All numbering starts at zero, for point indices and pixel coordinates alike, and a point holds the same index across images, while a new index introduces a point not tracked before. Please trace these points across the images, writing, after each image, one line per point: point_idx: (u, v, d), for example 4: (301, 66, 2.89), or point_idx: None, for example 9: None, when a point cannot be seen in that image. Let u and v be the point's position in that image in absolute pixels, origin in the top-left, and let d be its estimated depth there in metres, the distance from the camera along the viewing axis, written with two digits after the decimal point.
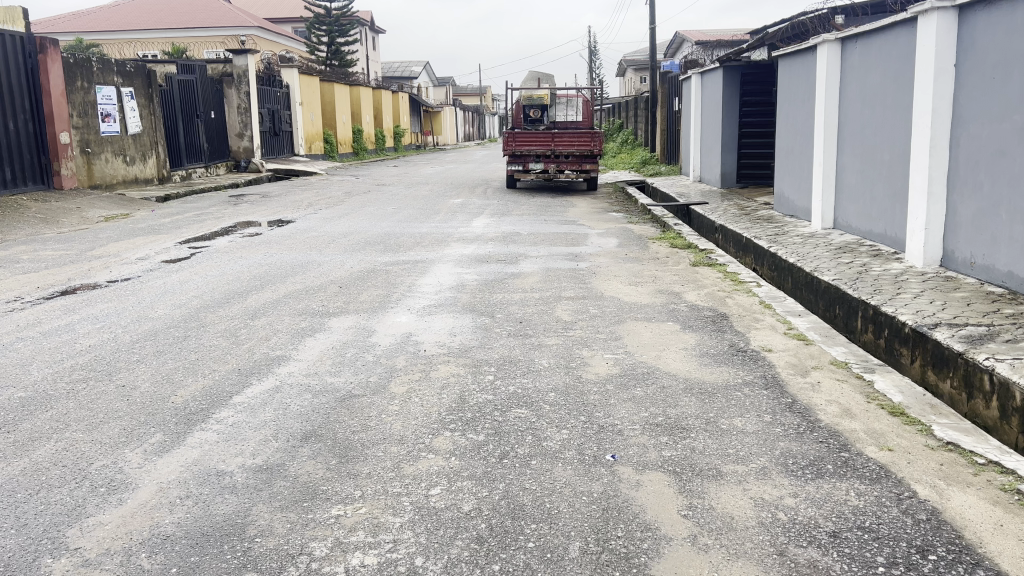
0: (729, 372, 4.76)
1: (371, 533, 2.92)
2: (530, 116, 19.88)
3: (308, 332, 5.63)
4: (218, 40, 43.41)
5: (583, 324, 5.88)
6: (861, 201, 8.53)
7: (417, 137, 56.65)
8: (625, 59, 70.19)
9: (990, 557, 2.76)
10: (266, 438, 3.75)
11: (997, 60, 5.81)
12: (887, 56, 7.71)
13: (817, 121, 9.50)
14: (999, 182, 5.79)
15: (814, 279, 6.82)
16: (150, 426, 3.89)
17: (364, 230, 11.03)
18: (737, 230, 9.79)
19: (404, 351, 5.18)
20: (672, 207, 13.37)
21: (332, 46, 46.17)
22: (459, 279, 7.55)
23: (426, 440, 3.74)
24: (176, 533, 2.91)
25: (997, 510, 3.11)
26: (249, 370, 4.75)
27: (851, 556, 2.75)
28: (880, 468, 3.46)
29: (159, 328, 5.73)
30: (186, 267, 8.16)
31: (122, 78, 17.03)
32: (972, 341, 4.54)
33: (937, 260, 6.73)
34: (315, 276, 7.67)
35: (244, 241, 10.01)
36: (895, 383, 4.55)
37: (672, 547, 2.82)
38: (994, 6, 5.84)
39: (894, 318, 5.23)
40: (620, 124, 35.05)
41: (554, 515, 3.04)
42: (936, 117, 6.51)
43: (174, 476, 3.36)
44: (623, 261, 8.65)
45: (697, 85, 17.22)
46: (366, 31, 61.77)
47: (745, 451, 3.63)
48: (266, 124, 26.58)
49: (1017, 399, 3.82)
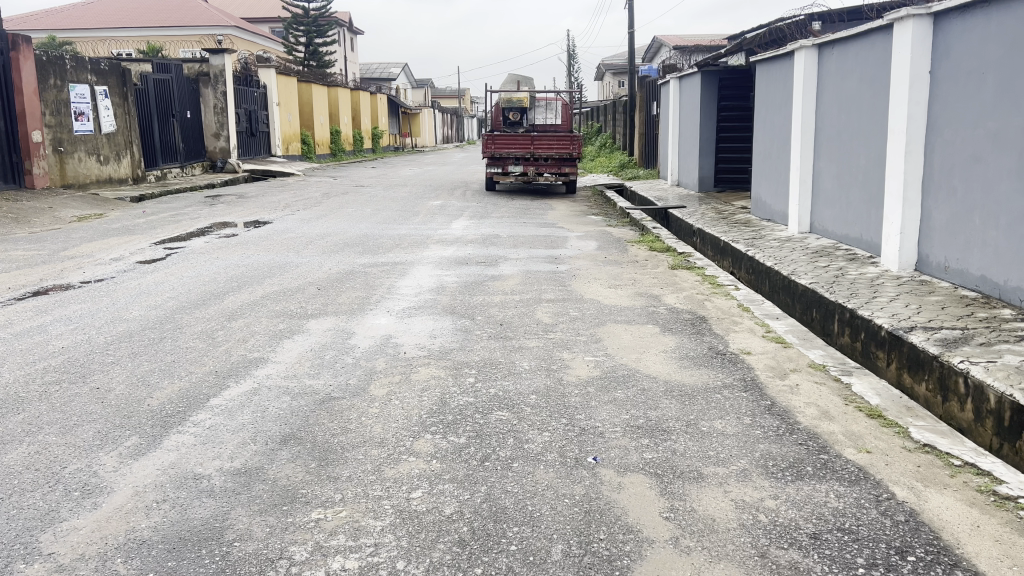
0: (709, 374, 4.79)
1: (352, 537, 2.89)
2: (510, 119, 20.06)
3: (286, 334, 5.57)
4: (194, 39, 42.97)
5: (563, 327, 5.88)
6: (838, 206, 8.62)
7: (396, 138, 56.52)
8: (604, 64, 70.67)
9: (967, 559, 2.79)
10: (244, 441, 3.70)
11: (971, 67, 5.89)
12: (863, 60, 7.83)
13: (794, 128, 9.63)
14: (973, 187, 5.87)
15: (791, 283, 6.88)
16: (125, 429, 3.83)
17: (342, 231, 10.97)
18: (714, 233, 9.85)
19: (384, 354, 5.14)
20: (652, 210, 13.44)
21: (310, 46, 45.96)
22: (439, 280, 7.56)
23: (407, 443, 3.71)
24: (153, 538, 2.87)
25: (974, 511, 3.15)
26: (225, 372, 4.69)
27: (831, 558, 2.77)
28: (858, 470, 3.49)
29: (135, 329, 5.67)
30: (162, 267, 8.08)
31: (95, 77, 16.77)
32: (947, 344, 4.60)
33: (912, 265, 6.81)
34: (293, 278, 7.61)
35: (221, 242, 9.90)
36: (871, 386, 4.62)
37: (655, 550, 2.83)
38: (968, 14, 5.92)
39: (871, 321, 5.27)
40: (597, 127, 35.10)
41: (536, 518, 3.03)
42: (912, 123, 6.59)
43: (151, 479, 3.31)
44: (603, 263, 8.67)
45: (675, 89, 17.31)
46: (345, 33, 61.59)
47: (725, 454, 3.64)
48: (242, 124, 26.31)
49: (991, 401, 3.87)
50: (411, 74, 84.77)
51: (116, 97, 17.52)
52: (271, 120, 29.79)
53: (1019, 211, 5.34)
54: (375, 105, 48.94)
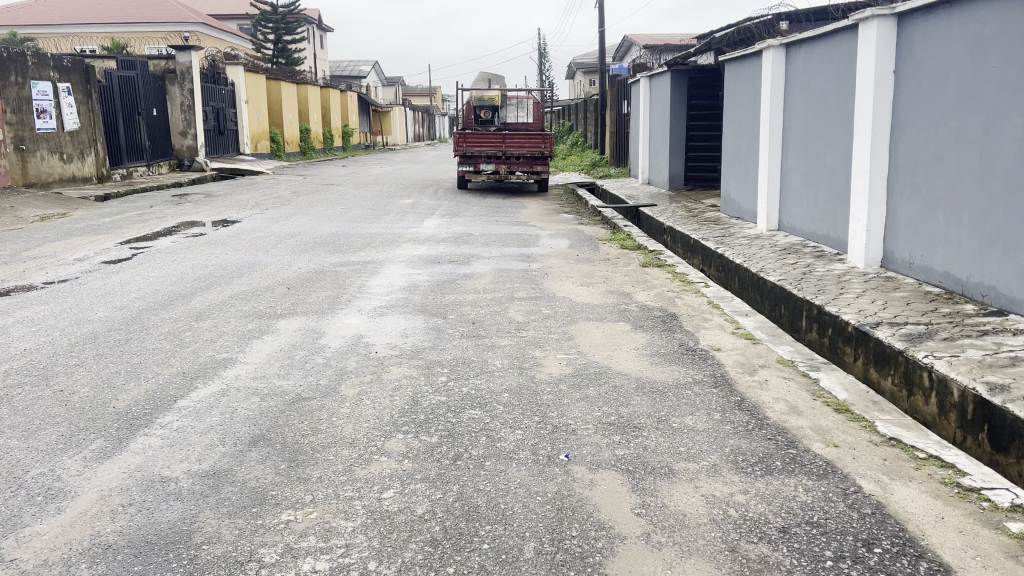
0: (680, 371, 4.82)
1: (323, 538, 2.87)
2: (481, 117, 19.90)
3: (255, 334, 5.52)
4: (160, 36, 42.36)
5: (535, 326, 5.87)
6: (805, 204, 8.73)
7: (367, 137, 56.21)
8: (574, 62, 71.05)
9: (932, 550, 2.84)
10: (212, 443, 3.65)
11: (934, 66, 6.00)
12: (829, 60, 7.93)
13: (762, 127, 9.74)
14: (936, 184, 5.98)
15: (760, 280, 6.96)
16: (89, 432, 3.76)
17: (312, 230, 10.88)
18: (685, 231, 9.92)
19: (355, 353, 5.10)
20: (622, 209, 13.50)
21: (279, 44, 45.47)
22: (410, 279, 7.53)
23: (378, 443, 3.69)
24: (118, 542, 2.82)
25: (938, 503, 3.20)
26: (193, 374, 4.62)
27: (800, 551, 2.80)
28: (826, 464, 3.54)
29: (99, 330, 5.57)
30: (128, 267, 7.96)
31: (58, 74, 16.44)
32: (912, 339, 4.67)
33: (878, 261, 6.92)
34: (262, 278, 7.53)
35: (188, 241, 9.78)
36: (839, 381, 4.69)
37: (627, 546, 2.83)
38: (930, 14, 6.03)
39: (837, 317, 5.35)
40: (569, 126, 35.17)
41: (508, 515, 3.03)
42: (877, 121, 6.70)
43: (116, 483, 3.25)
44: (575, 261, 8.71)
45: (645, 89, 17.40)
46: (315, 31, 61.10)
47: (695, 449, 3.67)
48: (210, 122, 25.95)
49: (955, 395, 3.94)
50: (381, 72, 84.30)
51: (79, 94, 17.18)
52: (239, 118, 29.42)
53: (980, 208, 5.45)
54: (345, 104, 48.61)
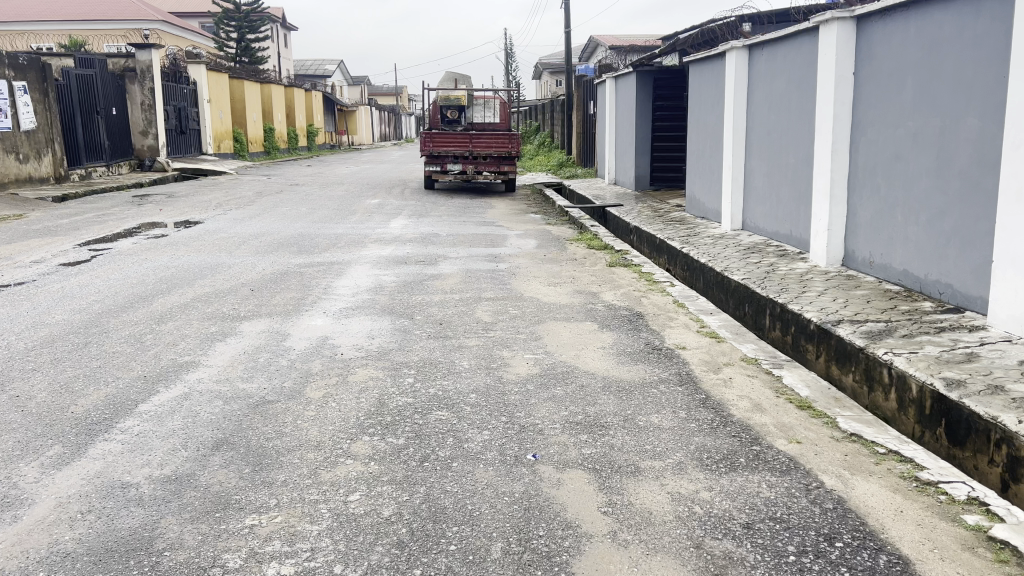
0: (645, 370, 4.85)
1: (288, 542, 2.84)
2: (447, 117, 19.86)
3: (219, 337, 5.45)
4: (119, 34, 41.63)
5: (502, 326, 5.87)
6: (768, 204, 8.86)
7: (332, 137, 55.81)
8: (540, 63, 71.35)
9: (891, 543, 2.89)
10: (174, 447, 3.60)
11: (893, 69, 6.11)
12: (791, 61, 8.04)
13: (725, 127, 9.85)
14: (895, 183, 6.11)
15: (724, 279, 7.04)
16: (47, 438, 3.68)
17: (276, 231, 10.77)
18: (651, 231, 10.00)
19: (320, 355, 5.06)
20: (589, 209, 13.56)
21: (242, 43, 44.90)
22: (377, 280, 7.49)
23: (344, 445, 3.66)
24: (77, 550, 2.76)
25: (897, 496, 3.27)
26: (155, 377, 4.55)
27: (764, 547, 2.84)
28: (789, 460, 3.59)
29: (58, 334, 5.45)
30: (86, 270, 7.80)
31: (13, 72, 16.06)
32: (872, 336, 4.76)
33: (839, 260, 7.04)
34: (225, 279, 7.43)
35: (149, 242, 9.63)
36: (801, 378, 4.75)
37: (593, 545, 2.84)
38: (889, 17, 6.13)
39: (800, 315, 5.43)
40: (536, 127, 35.23)
41: (475, 517, 3.02)
42: (838, 123, 6.81)
43: (75, 490, 3.18)
44: (542, 261, 8.73)
45: (611, 89, 17.49)
46: (279, 30, 60.47)
47: (661, 447, 3.70)
48: (172, 122, 25.54)
49: (913, 391, 4.02)
50: (346, 71, 83.67)
51: (35, 92, 16.79)
52: (201, 117, 29.00)
53: (937, 207, 5.58)
54: (310, 104, 48.19)
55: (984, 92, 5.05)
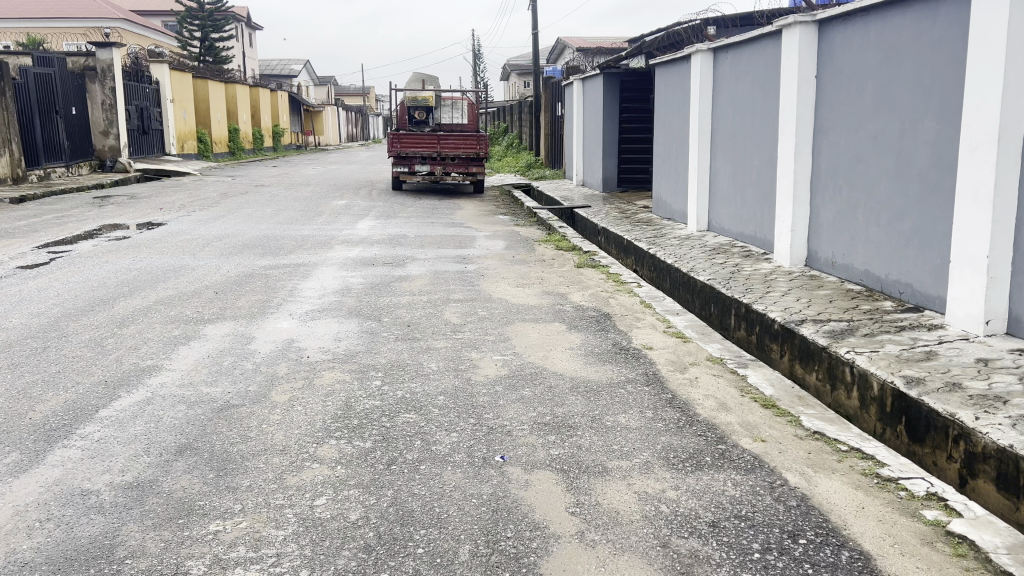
0: (613, 371, 4.87)
1: (253, 548, 2.81)
2: (415, 118, 19.76)
3: (182, 340, 5.37)
4: (79, 32, 40.84)
5: (470, 327, 5.87)
6: (733, 205, 8.96)
7: (299, 137, 55.34)
8: (508, 64, 71.43)
9: (852, 539, 2.94)
10: (135, 453, 3.53)
11: (853, 73, 6.22)
12: (755, 64, 8.15)
13: (691, 129, 9.95)
14: (856, 185, 6.21)
15: (690, 279, 7.10)
16: (4, 445, 3.59)
17: (242, 232, 10.63)
18: (618, 232, 10.06)
19: (286, 358, 5.01)
20: (557, 210, 13.61)
21: (206, 42, 44.28)
22: (344, 281, 7.44)
23: (310, 450, 3.63)
24: (35, 559, 2.70)
25: (859, 493, 3.33)
26: (116, 382, 4.46)
27: (729, 545, 2.87)
28: (753, 459, 3.63)
29: (15, 338, 5.33)
30: (45, 273, 7.63)
31: None
32: (834, 335, 4.84)
33: (802, 261, 7.15)
34: (189, 282, 7.33)
35: (110, 245, 9.45)
36: (766, 377, 4.82)
37: (560, 546, 2.85)
38: (849, 21, 6.25)
39: (765, 315, 5.50)
40: (505, 127, 35.24)
41: (443, 520, 3.01)
42: (801, 124, 6.90)
43: (33, 498, 3.12)
44: (510, 262, 8.74)
45: (579, 91, 17.55)
46: (243, 29, 59.81)
47: (628, 447, 3.72)
48: (133, 122, 25.08)
49: (875, 389, 4.09)
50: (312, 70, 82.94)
51: None
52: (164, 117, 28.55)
53: (897, 208, 5.68)
54: (276, 103, 47.66)
55: (941, 94, 5.16)
